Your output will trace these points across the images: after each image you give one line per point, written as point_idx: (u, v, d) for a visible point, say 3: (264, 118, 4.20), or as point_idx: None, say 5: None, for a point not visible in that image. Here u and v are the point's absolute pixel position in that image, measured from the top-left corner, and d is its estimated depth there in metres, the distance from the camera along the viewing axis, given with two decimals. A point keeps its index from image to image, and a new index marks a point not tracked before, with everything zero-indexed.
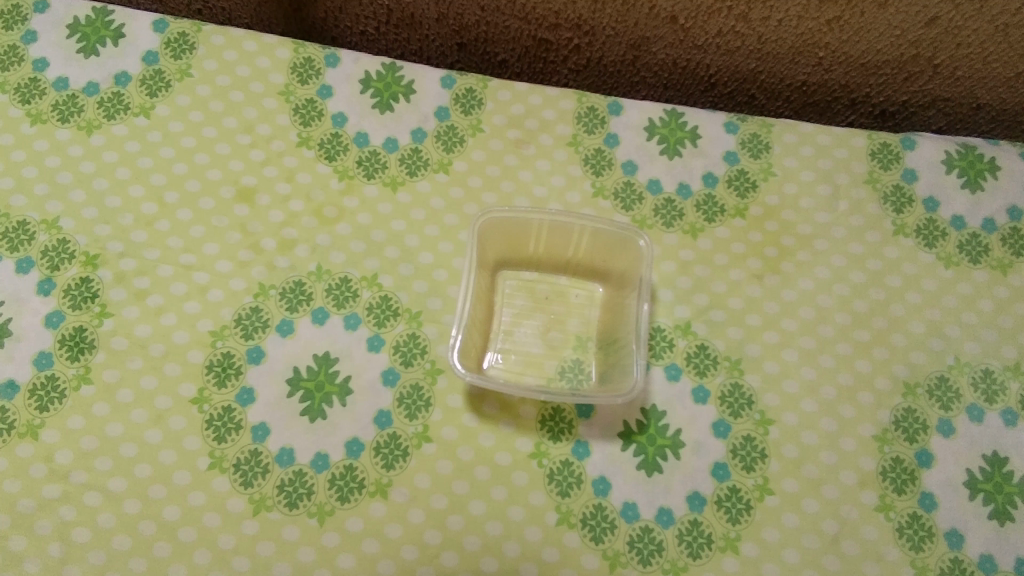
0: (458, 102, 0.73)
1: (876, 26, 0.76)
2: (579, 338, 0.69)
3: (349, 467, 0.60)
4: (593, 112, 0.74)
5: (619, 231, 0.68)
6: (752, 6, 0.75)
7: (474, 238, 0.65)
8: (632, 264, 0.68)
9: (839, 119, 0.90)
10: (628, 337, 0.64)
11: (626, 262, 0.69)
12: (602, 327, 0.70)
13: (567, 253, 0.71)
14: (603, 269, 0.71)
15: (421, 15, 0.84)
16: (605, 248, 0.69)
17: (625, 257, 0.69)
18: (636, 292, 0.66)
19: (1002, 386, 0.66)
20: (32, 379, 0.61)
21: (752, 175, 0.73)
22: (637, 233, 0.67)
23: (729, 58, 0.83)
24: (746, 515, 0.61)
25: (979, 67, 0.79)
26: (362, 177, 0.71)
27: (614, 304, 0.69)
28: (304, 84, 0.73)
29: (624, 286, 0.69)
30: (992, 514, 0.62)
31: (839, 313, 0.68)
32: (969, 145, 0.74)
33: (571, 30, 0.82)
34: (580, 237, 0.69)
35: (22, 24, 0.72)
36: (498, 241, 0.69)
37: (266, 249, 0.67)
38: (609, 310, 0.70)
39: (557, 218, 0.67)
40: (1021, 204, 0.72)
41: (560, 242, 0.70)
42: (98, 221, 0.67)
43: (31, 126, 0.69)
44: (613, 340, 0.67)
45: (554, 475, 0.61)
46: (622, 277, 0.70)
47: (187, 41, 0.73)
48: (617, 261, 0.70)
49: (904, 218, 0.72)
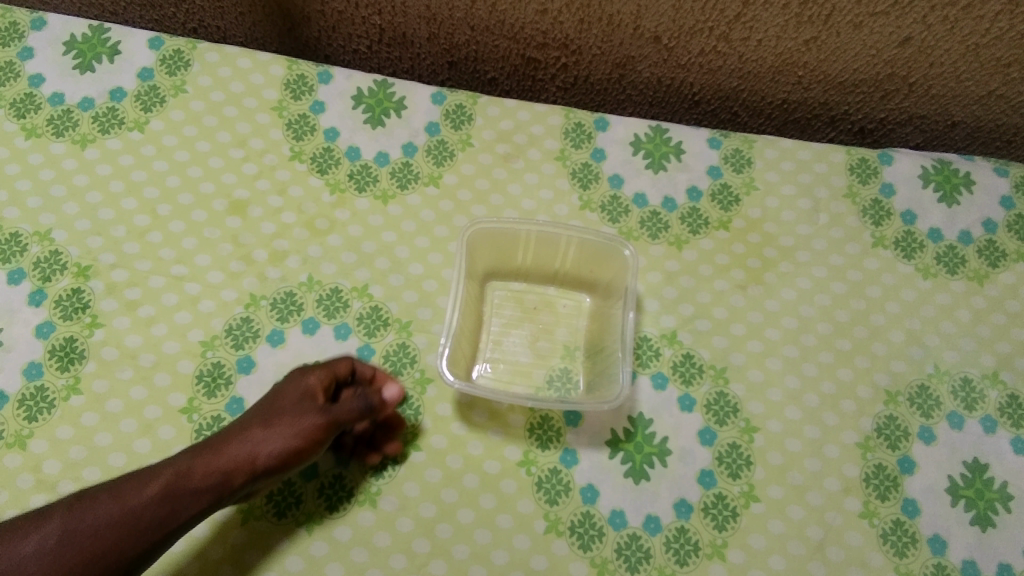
0: (449, 118, 0.75)
1: (851, 47, 0.78)
2: (568, 347, 0.70)
3: (338, 476, 0.60)
4: (580, 128, 0.76)
5: (605, 242, 0.69)
6: (732, 27, 0.78)
7: (462, 248, 0.66)
8: (618, 274, 0.70)
9: (819, 136, 0.92)
10: (615, 346, 0.66)
11: (612, 272, 0.70)
12: (590, 336, 0.71)
13: (554, 264, 0.72)
14: (590, 279, 0.72)
15: (412, 34, 0.86)
16: (592, 258, 0.71)
17: (611, 267, 0.70)
18: (622, 301, 0.67)
19: (982, 394, 0.68)
20: (22, 390, 0.61)
21: (734, 190, 0.75)
22: (622, 243, 0.68)
23: (712, 76, 0.85)
24: (732, 522, 0.61)
25: (953, 85, 0.82)
26: (354, 190, 0.72)
27: (602, 313, 0.71)
28: (297, 100, 0.74)
29: (611, 295, 0.70)
30: (974, 520, 0.63)
31: (821, 322, 0.70)
32: (944, 160, 0.76)
33: (558, 49, 0.85)
34: (567, 248, 0.70)
35: (19, 40, 0.73)
36: (488, 252, 0.70)
37: (257, 260, 0.68)
38: (597, 320, 0.71)
39: (544, 229, 0.68)
40: (996, 216, 0.74)
41: (548, 253, 0.71)
42: (90, 233, 0.68)
43: (25, 140, 0.70)
44: (599, 349, 0.68)
45: (542, 484, 0.61)
46: (609, 287, 0.71)
47: (182, 58, 0.74)
48: (604, 270, 0.71)
49: (883, 230, 0.74)
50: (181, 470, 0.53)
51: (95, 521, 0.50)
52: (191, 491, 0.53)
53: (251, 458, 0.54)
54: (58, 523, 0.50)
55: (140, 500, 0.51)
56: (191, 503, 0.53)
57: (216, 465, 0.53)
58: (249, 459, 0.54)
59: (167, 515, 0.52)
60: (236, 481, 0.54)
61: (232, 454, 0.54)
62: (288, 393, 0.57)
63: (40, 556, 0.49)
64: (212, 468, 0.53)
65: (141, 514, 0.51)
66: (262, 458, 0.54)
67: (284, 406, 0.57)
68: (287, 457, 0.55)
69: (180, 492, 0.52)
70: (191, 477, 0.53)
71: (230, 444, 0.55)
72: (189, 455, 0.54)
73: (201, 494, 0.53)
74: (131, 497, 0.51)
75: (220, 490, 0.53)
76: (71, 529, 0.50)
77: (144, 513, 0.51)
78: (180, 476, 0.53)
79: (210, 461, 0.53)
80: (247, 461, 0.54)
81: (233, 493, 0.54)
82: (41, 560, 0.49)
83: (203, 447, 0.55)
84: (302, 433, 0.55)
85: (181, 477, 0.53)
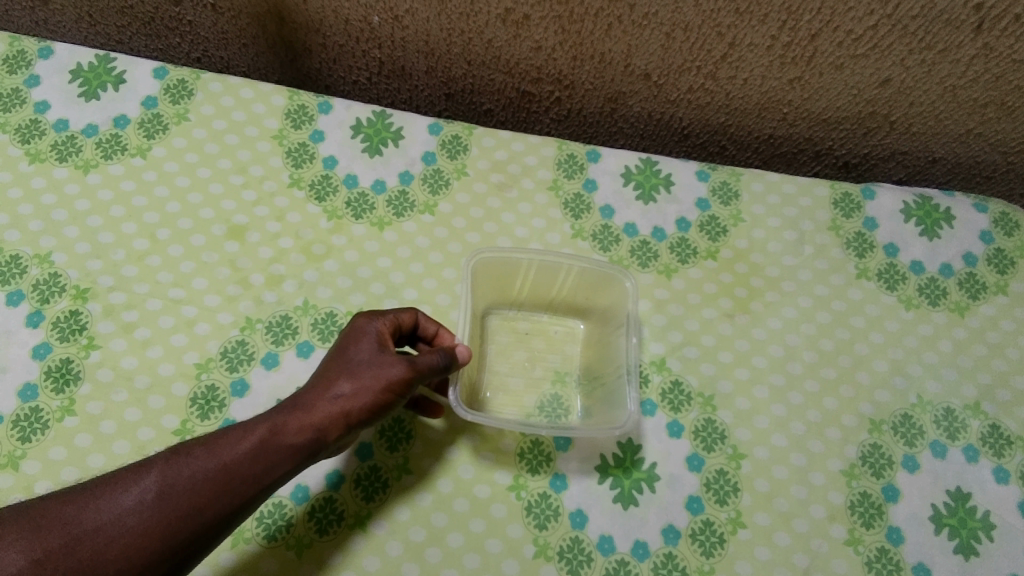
0: (445, 148, 0.77)
1: (834, 86, 0.81)
2: (563, 371, 0.71)
3: (328, 499, 0.61)
4: (572, 159, 0.78)
5: (603, 270, 0.70)
6: (719, 66, 0.81)
7: (467, 278, 0.67)
8: (615, 302, 0.72)
9: (805, 170, 0.95)
10: (618, 372, 0.67)
11: (611, 301, 0.72)
12: (585, 362, 0.72)
13: (551, 291, 0.73)
14: (586, 306, 0.74)
15: (411, 68, 0.89)
16: (592, 285, 0.72)
17: (610, 295, 0.72)
18: (623, 328, 0.69)
19: (964, 423, 0.69)
20: (16, 411, 0.62)
21: (722, 221, 0.77)
22: (623, 274, 0.70)
23: (700, 112, 0.88)
24: (719, 548, 0.62)
25: (932, 124, 0.85)
26: (351, 217, 0.74)
27: (600, 342, 0.72)
28: (297, 129, 0.76)
29: (607, 325, 0.72)
30: (957, 549, 0.64)
31: (807, 351, 0.71)
32: (925, 196, 0.79)
33: (552, 84, 0.87)
34: (566, 276, 0.72)
35: (26, 68, 0.75)
36: (486, 282, 0.71)
37: (254, 284, 0.69)
38: (592, 346, 0.73)
39: (545, 258, 0.69)
40: (976, 250, 0.77)
41: (546, 282, 0.72)
42: (90, 256, 0.69)
43: (29, 165, 0.72)
44: (597, 375, 0.70)
45: (532, 508, 0.62)
46: (605, 314, 0.73)
47: (186, 87, 0.76)
48: (603, 297, 0.73)
49: (866, 262, 0.76)
50: (275, 426, 0.52)
51: (193, 474, 0.49)
52: (286, 447, 0.51)
53: (342, 411, 0.53)
54: (157, 476, 0.48)
55: (236, 454, 0.50)
56: (286, 458, 0.51)
57: (308, 421, 0.52)
58: (339, 414, 0.53)
59: (262, 470, 0.50)
60: (329, 436, 0.53)
61: (322, 409, 0.53)
62: (366, 343, 0.57)
63: (140, 510, 0.47)
64: (305, 423, 0.52)
65: (237, 468, 0.50)
66: (352, 411, 0.53)
67: (365, 356, 0.56)
68: (375, 408, 0.54)
69: (275, 447, 0.51)
70: (285, 433, 0.52)
71: (319, 400, 0.54)
72: (280, 412, 0.53)
73: (295, 449, 0.52)
74: (227, 452, 0.50)
75: (313, 445, 0.52)
76: (170, 482, 0.48)
77: (242, 468, 0.50)
78: (273, 431, 0.51)
79: (302, 417, 0.52)
80: (339, 415, 0.53)
81: (324, 449, 0.54)
82: (140, 514, 0.47)
83: (292, 405, 0.53)
84: (388, 384, 0.54)
85: (276, 431, 0.52)
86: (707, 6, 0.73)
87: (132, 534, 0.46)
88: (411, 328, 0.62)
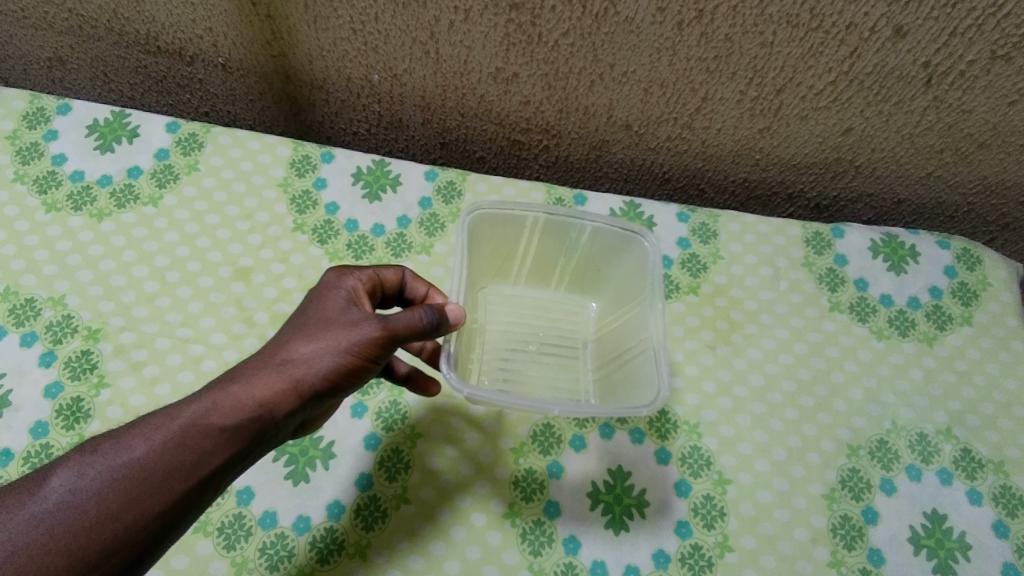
0: (440, 193, 0.83)
1: (800, 135, 0.88)
2: (552, 372, 0.73)
3: (329, 529, 0.63)
4: (560, 203, 0.84)
5: (619, 234, 0.74)
6: (694, 117, 0.87)
7: (466, 236, 0.69)
8: (619, 275, 0.76)
9: (779, 211, 1.01)
10: (641, 341, 0.69)
11: (617, 275, 0.76)
12: (597, 367, 0.74)
13: (554, 274, 0.77)
14: (590, 285, 0.78)
15: (408, 119, 0.94)
16: (604, 251, 0.75)
17: (608, 279, 0.77)
18: (636, 304, 0.72)
19: (937, 448, 0.72)
20: (27, 447, 0.64)
21: (702, 259, 0.82)
22: (642, 234, 0.73)
23: (679, 158, 0.94)
24: (708, 571, 0.64)
25: (895, 167, 0.91)
26: (352, 258, 0.78)
27: (610, 317, 0.76)
28: (301, 177, 0.82)
29: (617, 303, 0.76)
30: (936, 569, 0.66)
31: (786, 380, 0.75)
32: (890, 234, 0.84)
33: (540, 134, 0.94)
34: (562, 274, 0.77)
35: (45, 124, 0.81)
36: (490, 275, 0.76)
37: (258, 323, 0.73)
38: (602, 346, 0.75)
39: (550, 226, 0.73)
40: (940, 283, 0.82)
41: (542, 279, 0.78)
42: (102, 298, 0.72)
43: (45, 214, 0.76)
44: (610, 363, 0.73)
45: (526, 535, 0.64)
46: (612, 302, 0.77)
47: (196, 140, 0.82)
48: (614, 262, 0.76)
49: (838, 295, 0.81)
50: (204, 410, 0.50)
51: (101, 476, 0.47)
52: (216, 434, 0.50)
53: (288, 386, 0.53)
54: (61, 481, 0.47)
55: (155, 447, 0.49)
56: (220, 443, 0.50)
57: (247, 398, 0.51)
58: (285, 389, 0.52)
59: (191, 461, 0.49)
60: (275, 413, 0.52)
61: (265, 382, 0.52)
62: (332, 301, 0.57)
63: (37, 524, 0.45)
64: (241, 401, 0.51)
65: (157, 463, 0.48)
66: (301, 384, 0.53)
67: (329, 316, 0.56)
68: (330, 378, 0.54)
69: (203, 431, 0.50)
70: (217, 415, 0.50)
71: (262, 373, 0.52)
72: (215, 390, 0.52)
73: (229, 433, 0.50)
74: (141, 447, 0.49)
75: (253, 425, 0.51)
76: (73, 490, 0.47)
77: (164, 462, 0.48)
78: (202, 415, 0.50)
79: (238, 396, 0.51)
80: (285, 389, 0.52)
81: (270, 428, 0.53)
82: (36, 529, 0.45)
83: (231, 379, 0.52)
84: (348, 348, 0.54)
85: (205, 416, 0.50)
86: (680, 64, 0.80)
87: (29, 550, 0.44)
88: (395, 285, 0.64)
